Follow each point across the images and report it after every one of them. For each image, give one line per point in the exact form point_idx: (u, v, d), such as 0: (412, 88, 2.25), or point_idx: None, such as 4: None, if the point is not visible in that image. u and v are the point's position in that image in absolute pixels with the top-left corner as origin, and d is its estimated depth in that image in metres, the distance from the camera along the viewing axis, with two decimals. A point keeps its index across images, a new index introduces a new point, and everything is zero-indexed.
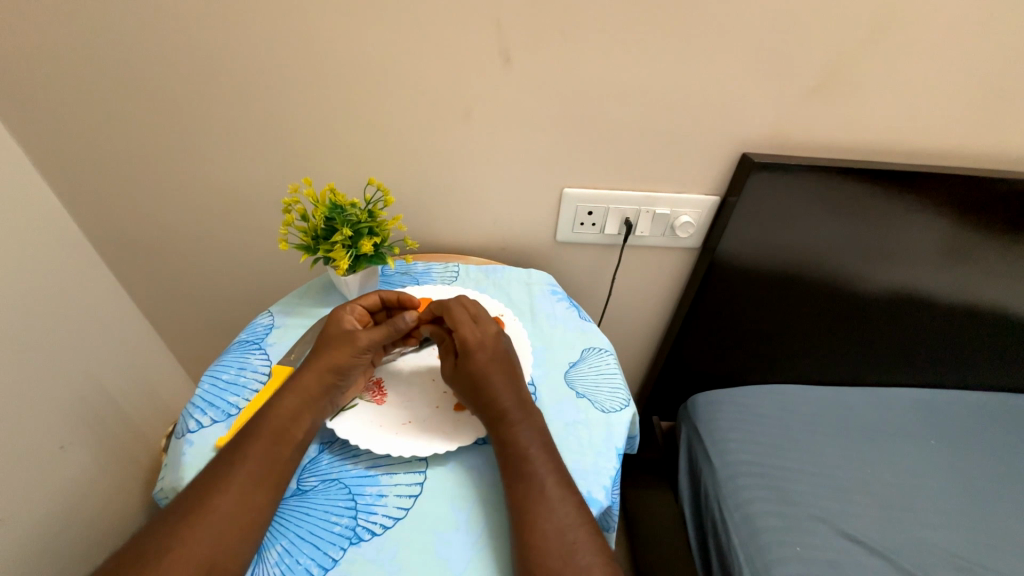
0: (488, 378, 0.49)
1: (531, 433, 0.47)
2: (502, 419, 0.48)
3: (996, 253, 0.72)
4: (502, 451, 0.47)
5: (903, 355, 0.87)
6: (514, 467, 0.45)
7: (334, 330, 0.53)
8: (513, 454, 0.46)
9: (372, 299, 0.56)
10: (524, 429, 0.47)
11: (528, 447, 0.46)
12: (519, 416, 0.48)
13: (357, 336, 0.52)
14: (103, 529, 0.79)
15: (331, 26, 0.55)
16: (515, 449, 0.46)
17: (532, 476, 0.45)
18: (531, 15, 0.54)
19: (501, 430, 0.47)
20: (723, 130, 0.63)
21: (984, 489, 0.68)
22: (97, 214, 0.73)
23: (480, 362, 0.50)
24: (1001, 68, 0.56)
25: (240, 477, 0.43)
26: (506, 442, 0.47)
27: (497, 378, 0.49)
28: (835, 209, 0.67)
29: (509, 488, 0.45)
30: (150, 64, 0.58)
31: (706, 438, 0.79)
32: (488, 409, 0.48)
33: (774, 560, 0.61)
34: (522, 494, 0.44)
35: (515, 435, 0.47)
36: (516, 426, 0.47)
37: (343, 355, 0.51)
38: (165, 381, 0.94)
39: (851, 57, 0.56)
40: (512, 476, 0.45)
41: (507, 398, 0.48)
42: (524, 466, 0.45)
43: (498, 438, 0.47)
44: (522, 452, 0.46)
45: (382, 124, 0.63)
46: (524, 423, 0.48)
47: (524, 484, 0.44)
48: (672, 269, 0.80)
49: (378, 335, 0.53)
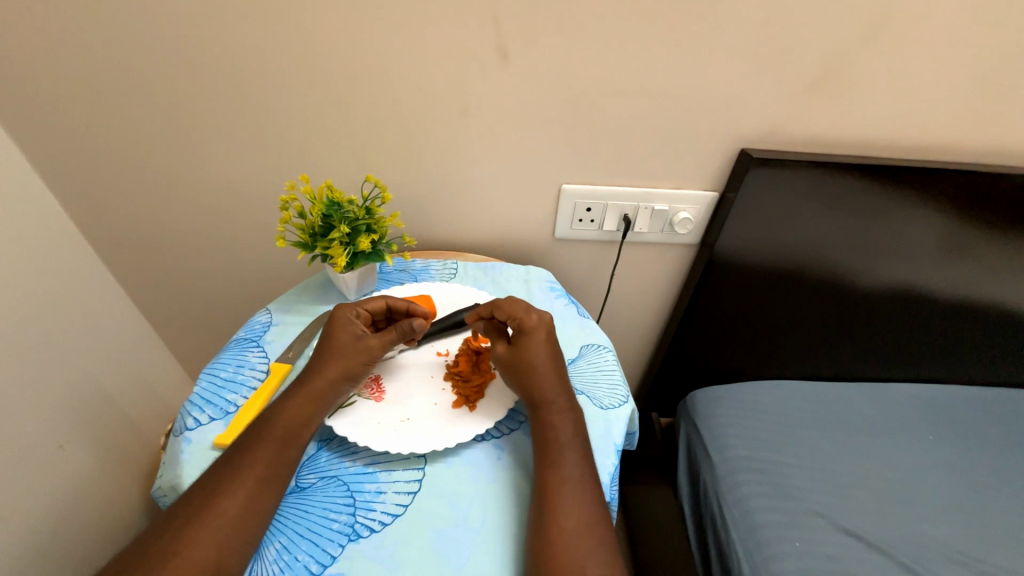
0: (541, 365, 0.50)
1: (573, 423, 0.48)
2: (548, 404, 0.49)
3: (997, 248, 0.71)
4: (542, 436, 0.48)
5: (903, 351, 0.87)
6: (551, 453, 0.46)
7: (342, 334, 0.53)
8: (552, 439, 0.47)
9: (378, 304, 0.55)
10: (568, 418, 0.48)
11: (570, 436, 0.47)
12: (564, 406, 0.49)
13: (368, 343, 0.52)
14: (103, 526, 0.80)
15: (325, 23, 0.55)
16: (556, 435, 0.47)
17: (568, 464, 0.45)
18: (526, 11, 0.54)
19: (544, 415, 0.48)
20: (721, 125, 0.62)
21: (985, 485, 0.68)
22: (96, 213, 0.73)
23: (536, 347, 0.51)
24: (1002, 62, 0.56)
25: (247, 480, 0.43)
26: (548, 427, 0.48)
27: (548, 366, 0.50)
28: (835, 205, 0.67)
29: (542, 472, 0.45)
30: (145, 62, 0.58)
31: (705, 434, 0.79)
32: (536, 393, 0.49)
33: (774, 555, 0.61)
34: (555, 480, 0.44)
35: (557, 423, 0.48)
36: (559, 414, 0.48)
37: (357, 363, 0.51)
38: (163, 378, 0.94)
39: (850, 51, 0.56)
40: (550, 459, 0.46)
41: (555, 386, 0.50)
42: (563, 453, 0.46)
43: (541, 421, 0.48)
44: (562, 439, 0.47)
45: (378, 121, 0.63)
46: (569, 413, 0.49)
47: (559, 470, 0.45)
48: (670, 266, 0.80)
49: (389, 340, 0.53)
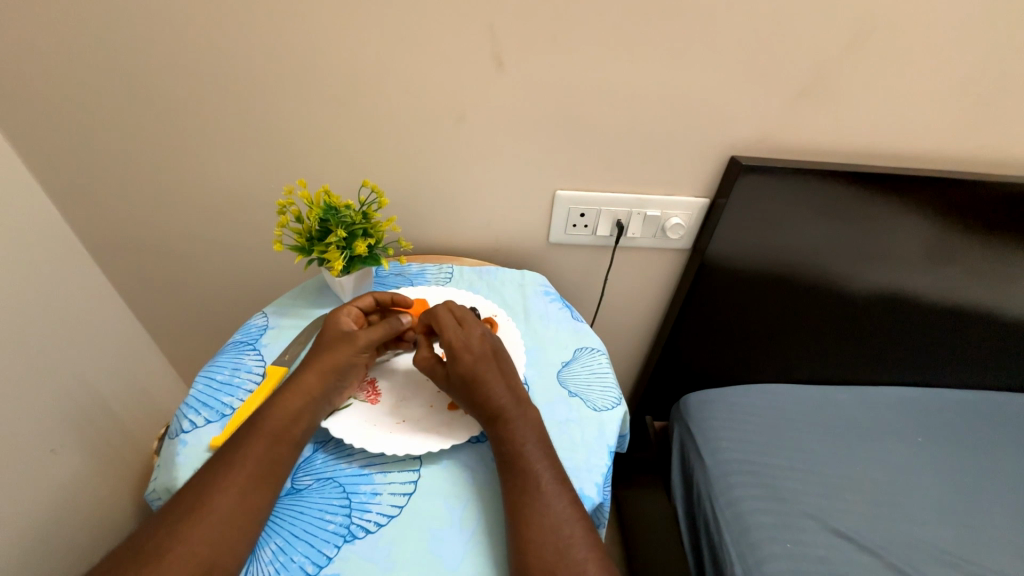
0: (478, 377, 0.49)
1: (527, 429, 0.48)
2: (497, 417, 0.48)
3: (982, 254, 0.73)
4: (500, 449, 0.47)
5: (892, 354, 0.89)
6: (511, 464, 0.46)
7: (332, 330, 0.54)
8: (509, 451, 0.46)
9: (367, 300, 0.58)
10: (519, 426, 0.47)
11: (524, 444, 0.47)
12: (515, 413, 0.48)
13: (356, 337, 0.54)
14: (95, 531, 0.79)
15: (325, 30, 0.56)
16: (511, 446, 0.47)
17: (527, 472, 0.45)
18: (522, 21, 0.55)
19: (497, 428, 0.48)
20: (713, 133, 0.64)
21: (970, 486, 0.69)
22: (93, 216, 0.73)
23: (466, 361, 0.50)
24: (982, 73, 0.58)
25: (237, 477, 0.43)
26: (502, 439, 0.47)
27: (485, 376, 0.49)
28: (822, 211, 0.69)
29: (506, 485, 0.46)
30: (147, 67, 0.59)
31: (698, 436, 0.80)
32: (481, 410, 0.49)
33: (764, 557, 0.62)
34: (518, 490, 0.45)
35: (511, 433, 0.47)
36: (512, 423, 0.48)
37: (346, 355, 0.52)
38: (156, 382, 0.94)
39: (836, 62, 0.58)
40: (508, 473, 0.46)
41: (497, 396, 0.49)
42: (520, 463, 0.46)
43: (496, 435, 0.48)
44: (518, 448, 0.46)
45: (376, 126, 0.64)
46: (521, 420, 0.48)
47: (519, 480, 0.45)
48: (664, 270, 0.81)
49: (376, 336, 0.54)
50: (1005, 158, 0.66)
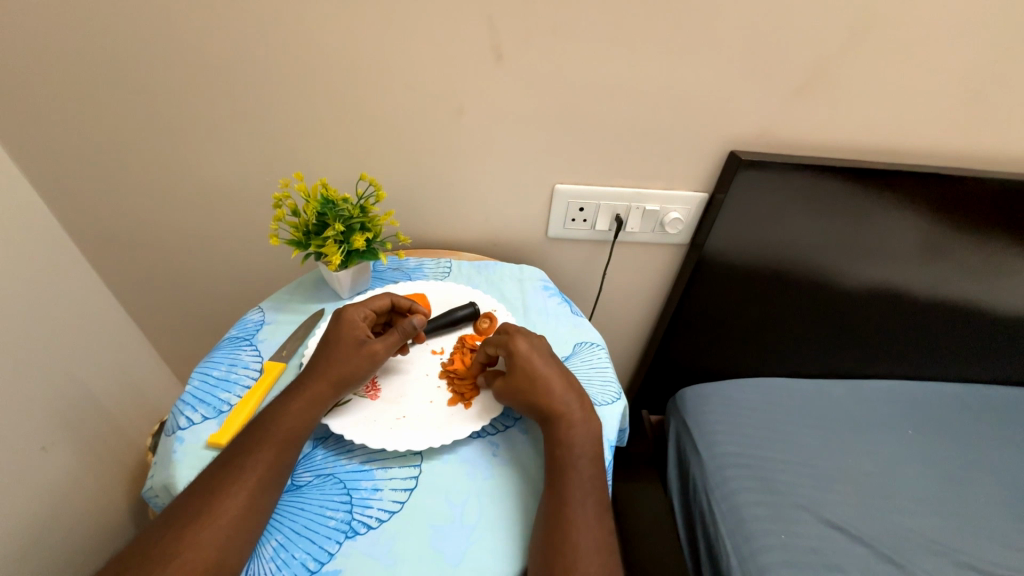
0: (547, 381, 0.50)
1: (587, 435, 0.49)
2: (562, 419, 0.49)
3: (974, 249, 0.74)
4: (553, 444, 0.48)
5: (884, 348, 0.90)
6: (562, 462, 0.47)
7: (346, 336, 0.52)
8: (565, 447, 0.48)
9: (382, 302, 0.56)
10: (582, 431, 0.49)
11: (582, 449, 0.48)
12: (579, 419, 0.49)
13: (371, 346, 0.51)
14: (88, 530, 0.78)
15: (319, 20, 0.55)
16: (570, 445, 0.48)
17: (578, 472, 0.47)
18: (521, 12, 0.55)
19: (557, 426, 0.48)
20: (712, 128, 0.64)
21: (961, 478, 0.70)
22: (81, 210, 0.71)
23: (534, 366, 0.50)
24: (979, 69, 0.58)
25: (249, 479, 0.43)
26: (560, 438, 0.48)
27: (554, 382, 0.50)
28: (819, 207, 0.69)
29: (552, 477, 0.46)
30: (133, 55, 0.57)
31: (694, 430, 0.80)
32: (545, 412, 0.49)
33: (759, 548, 0.63)
34: (565, 485, 0.45)
35: (571, 436, 0.48)
36: (574, 426, 0.49)
37: (356, 365, 0.50)
38: (148, 378, 0.93)
39: (836, 57, 0.58)
40: (560, 467, 0.47)
41: (566, 402, 0.49)
42: (573, 461, 0.47)
43: (553, 435, 0.48)
44: (574, 448, 0.48)
45: (372, 118, 0.63)
46: (583, 425, 0.49)
47: (569, 476, 0.46)
48: (662, 265, 0.81)
49: (391, 343, 0.52)
50: (999, 154, 0.66)
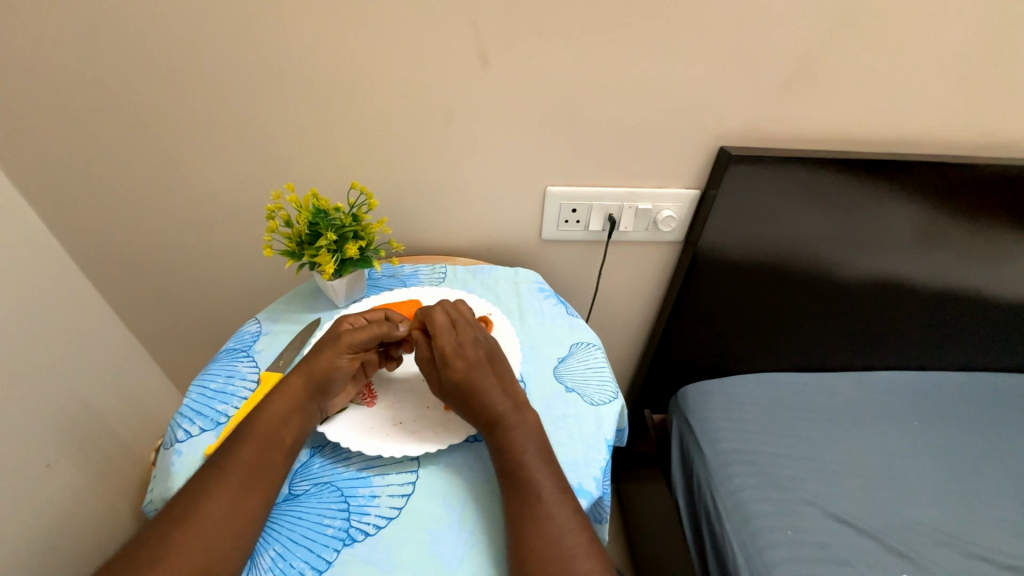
0: (473, 383, 0.49)
1: (524, 438, 0.47)
2: (493, 424, 0.48)
3: (971, 236, 0.73)
4: (499, 456, 0.47)
5: (885, 338, 0.89)
6: (511, 469, 0.46)
7: (329, 334, 0.53)
8: (508, 457, 0.46)
9: (377, 313, 0.55)
10: (519, 431, 0.47)
11: (527, 449, 0.46)
12: (512, 421, 0.48)
13: (345, 339, 0.51)
14: (93, 546, 0.78)
15: (305, 31, 0.56)
16: (512, 452, 0.46)
17: (527, 480, 0.45)
18: (506, 18, 0.55)
19: (494, 435, 0.47)
20: (701, 125, 0.64)
21: (968, 467, 0.69)
22: (80, 228, 0.72)
23: (460, 368, 0.49)
24: (966, 56, 0.58)
25: (229, 484, 0.43)
26: (503, 446, 0.47)
27: (479, 383, 0.49)
28: (810, 199, 0.69)
29: (507, 494, 0.45)
30: (126, 72, 0.58)
31: (696, 428, 0.79)
32: (478, 417, 0.48)
33: (766, 545, 0.62)
34: (518, 498, 0.44)
35: (512, 439, 0.47)
36: (513, 429, 0.47)
37: (328, 358, 0.50)
38: (151, 394, 0.93)
39: (821, 50, 0.58)
40: (508, 480, 0.45)
41: (495, 402, 0.48)
42: (520, 470, 0.45)
43: (495, 442, 0.47)
44: (517, 455, 0.46)
45: (364, 128, 0.63)
46: (521, 425, 0.48)
47: (519, 489, 0.44)
48: (657, 263, 0.81)
49: (365, 338, 0.52)
50: (992, 141, 0.66)
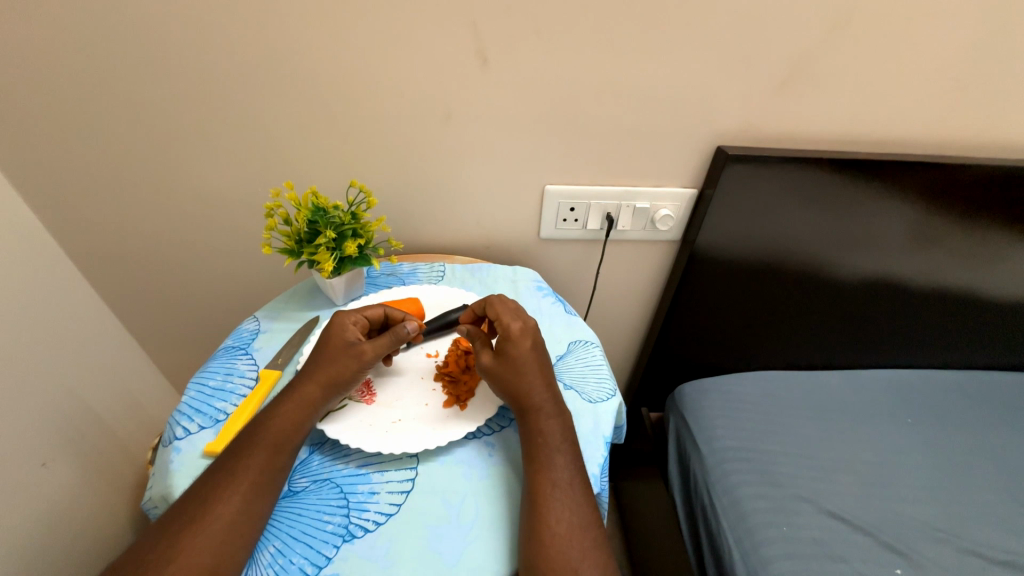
0: (529, 369, 0.50)
1: (563, 429, 0.48)
2: (536, 409, 0.48)
3: (964, 235, 0.74)
4: (532, 441, 0.47)
5: (879, 337, 0.89)
6: (540, 457, 0.46)
7: (337, 338, 0.52)
8: (542, 444, 0.47)
9: (376, 311, 0.56)
10: (557, 423, 0.48)
11: (560, 441, 0.47)
12: (554, 412, 0.49)
13: (361, 347, 0.51)
14: (89, 546, 0.78)
15: (304, 29, 0.56)
16: (546, 440, 0.47)
17: (557, 469, 0.46)
18: (504, 18, 0.55)
19: (533, 420, 0.48)
20: (698, 125, 0.64)
21: (962, 464, 0.70)
22: (76, 226, 0.72)
23: (522, 352, 0.51)
24: (958, 58, 0.59)
25: (241, 485, 0.43)
26: (537, 432, 0.47)
27: (536, 370, 0.50)
28: (806, 200, 0.69)
29: (530, 481, 0.45)
30: (124, 70, 0.58)
31: (694, 426, 0.80)
32: (523, 399, 0.49)
33: (762, 540, 0.63)
34: (545, 483, 0.45)
35: (546, 428, 0.48)
36: (549, 419, 0.48)
37: (347, 368, 0.50)
38: (147, 392, 0.93)
39: (817, 50, 0.58)
40: (539, 464, 0.46)
41: (543, 390, 0.49)
42: (552, 458, 0.46)
43: (530, 427, 0.48)
44: (552, 444, 0.47)
45: (361, 125, 0.63)
46: (558, 418, 0.49)
47: (549, 475, 0.45)
48: (655, 261, 0.81)
49: (381, 345, 0.52)
50: (985, 141, 0.67)
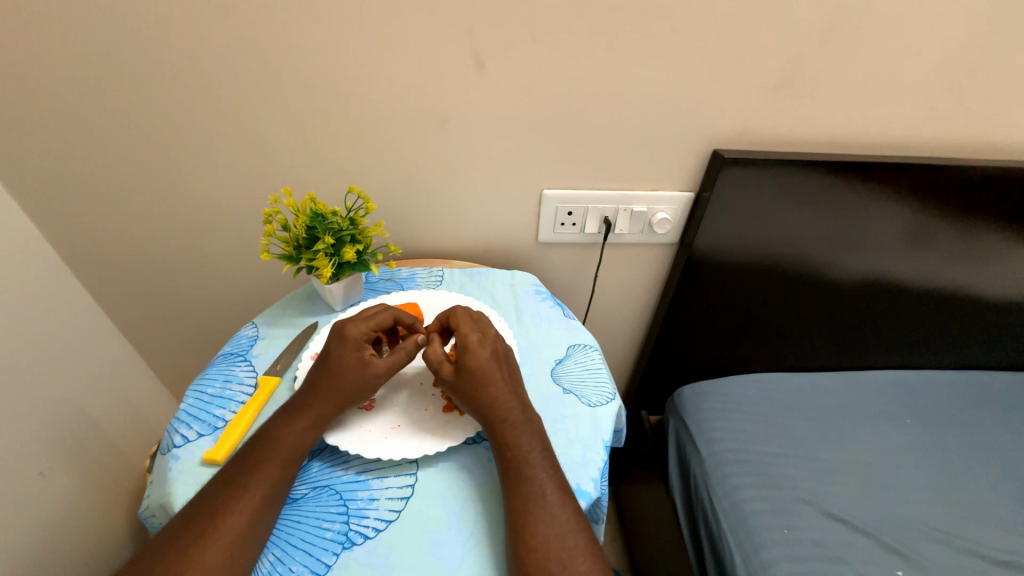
0: (490, 378, 0.49)
1: (532, 437, 0.47)
2: (504, 419, 0.48)
3: (960, 236, 0.75)
4: (503, 457, 0.47)
5: (877, 338, 0.90)
6: (514, 472, 0.46)
7: (349, 355, 0.51)
8: (513, 458, 0.46)
9: (384, 319, 0.55)
10: (525, 433, 0.47)
11: (528, 450, 0.46)
12: (522, 420, 0.48)
13: (376, 367, 0.51)
14: (85, 556, 0.77)
15: (302, 36, 0.56)
16: (515, 453, 0.46)
17: (533, 480, 0.45)
18: (501, 24, 0.56)
19: (502, 433, 0.47)
20: (694, 128, 0.65)
21: (959, 465, 0.70)
22: (74, 233, 0.72)
23: (481, 360, 0.50)
24: (951, 61, 0.59)
25: (252, 498, 0.43)
26: (506, 446, 0.47)
27: (496, 377, 0.50)
28: (802, 202, 0.70)
29: (508, 496, 0.45)
30: (122, 77, 0.58)
31: (693, 429, 0.80)
32: (488, 411, 0.48)
33: (762, 543, 0.63)
34: (520, 499, 0.44)
35: (516, 439, 0.47)
36: (517, 430, 0.47)
37: (361, 388, 0.50)
38: (145, 399, 0.93)
39: (811, 53, 0.59)
40: (512, 479, 0.45)
41: (507, 398, 0.49)
42: (524, 470, 0.45)
43: (499, 441, 0.47)
44: (522, 455, 0.46)
45: (359, 132, 0.64)
46: (527, 427, 0.48)
47: (523, 488, 0.44)
48: (653, 264, 0.82)
49: (394, 363, 0.51)
50: (979, 143, 0.67)
